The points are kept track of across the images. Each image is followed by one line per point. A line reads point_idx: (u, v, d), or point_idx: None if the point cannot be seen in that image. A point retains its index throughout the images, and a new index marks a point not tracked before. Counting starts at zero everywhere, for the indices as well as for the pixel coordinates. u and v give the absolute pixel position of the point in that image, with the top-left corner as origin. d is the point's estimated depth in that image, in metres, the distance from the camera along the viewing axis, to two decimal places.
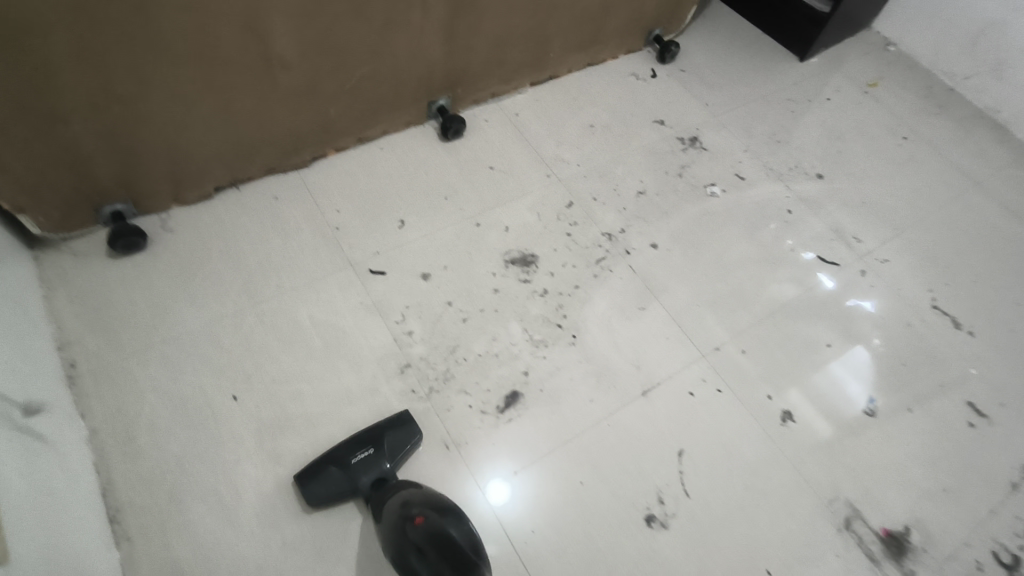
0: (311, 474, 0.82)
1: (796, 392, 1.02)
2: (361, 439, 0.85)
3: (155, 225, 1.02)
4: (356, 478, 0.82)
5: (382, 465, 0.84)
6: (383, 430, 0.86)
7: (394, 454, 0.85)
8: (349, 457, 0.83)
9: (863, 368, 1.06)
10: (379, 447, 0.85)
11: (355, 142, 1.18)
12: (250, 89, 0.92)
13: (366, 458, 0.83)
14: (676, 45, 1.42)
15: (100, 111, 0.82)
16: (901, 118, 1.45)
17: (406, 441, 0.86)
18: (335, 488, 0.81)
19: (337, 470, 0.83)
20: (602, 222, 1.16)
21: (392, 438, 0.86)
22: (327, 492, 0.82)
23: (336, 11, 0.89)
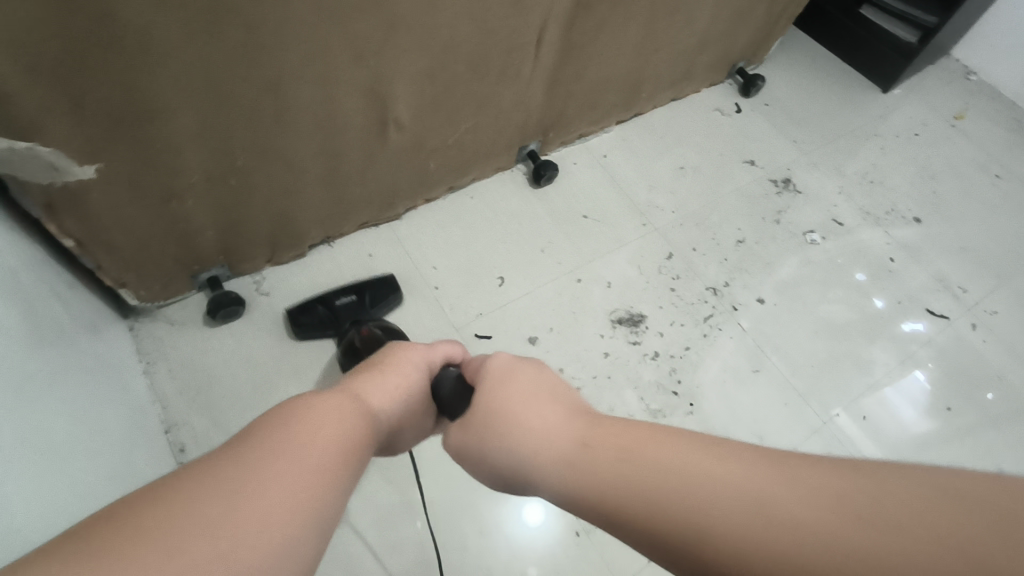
0: (301, 307, 0.93)
1: (840, 413, 1.01)
2: (348, 287, 0.96)
3: (250, 288, 0.97)
4: (339, 316, 0.93)
5: (362, 311, 0.95)
6: (368, 284, 0.97)
7: (375, 305, 0.96)
8: (335, 299, 0.94)
9: (916, 395, 1.05)
10: (361, 296, 0.95)
11: (447, 192, 1.12)
12: (360, 153, 0.86)
13: (349, 303, 0.94)
14: (761, 79, 1.35)
15: (214, 186, 0.76)
16: (990, 153, 1.42)
17: (387, 295, 0.96)
18: (320, 323, 0.92)
19: (323, 308, 0.93)
20: (704, 275, 1.12)
21: (374, 292, 0.96)
22: (312, 325, 0.93)
23: (455, 71, 0.83)
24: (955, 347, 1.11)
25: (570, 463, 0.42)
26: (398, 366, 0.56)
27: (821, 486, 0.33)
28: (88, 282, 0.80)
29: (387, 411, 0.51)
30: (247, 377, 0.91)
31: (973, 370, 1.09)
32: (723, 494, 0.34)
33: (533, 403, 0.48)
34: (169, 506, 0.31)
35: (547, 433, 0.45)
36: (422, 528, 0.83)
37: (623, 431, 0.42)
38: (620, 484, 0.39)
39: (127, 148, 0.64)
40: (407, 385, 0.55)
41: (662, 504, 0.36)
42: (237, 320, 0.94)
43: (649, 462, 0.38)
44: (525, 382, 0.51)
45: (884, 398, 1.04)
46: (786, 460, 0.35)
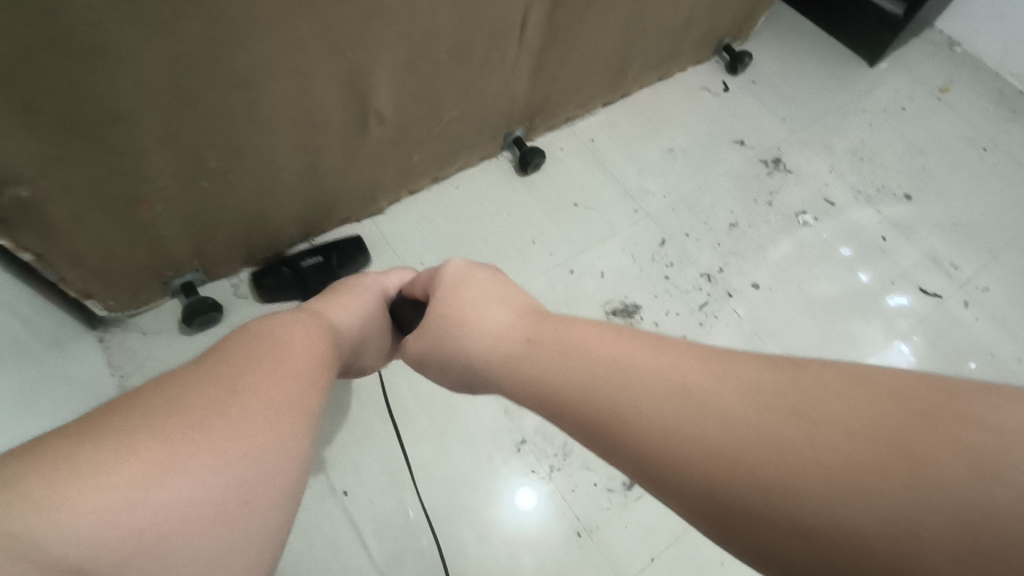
0: (267, 270, 0.91)
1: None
2: (313, 247, 0.94)
3: (227, 293, 0.92)
4: (305, 277, 0.91)
5: (330, 273, 0.93)
6: (334, 244, 0.95)
7: (343, 265, 0.94)
8: (302, 261, 0.92)
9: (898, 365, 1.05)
10: (328, 258, 0.94)
11: (431, 183, 1.07)
12: (340, 148, 0.82)
13: (315, 264, 0.93)
14: (748, 55, 1.32)
15: (185, 190, 0.71)
16: (978, 126, 1.41)
17: (355, 256, 0.96)
18: (286, 285, 0.91)
19: (289, 271, 0.92)
20: (698, 261, 1.09)
21: (340, 252, 0.95)
22: (278, 287, 0.91)
23: (439, 58, 0.78)
24: (949, 324, 1.11)
25: (516, 355, 0.48)
26: (354, 288, 0.63)
27: (764, 387, 0.36)
28: (52, 294, 0.75)
29: (352, 326, 0.58)
30: None
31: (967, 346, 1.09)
32: (657, 391, 0.39)
33: (485, 307, 0.53)
34: (139, 432, 0.33)
35: (495, 333, 0.51)
36: (420, 536, 0.81)
37: (565, 332, 0.47)
38: (556, 369, 0.44)
39: (88, 156, 0.59)
40: (368, 307, 0.62)
41: (594, 385, 0.42)
42: (217, 327, 0.90)
43: (584, 355, 0.44)
44: (479, 285, 0.56)
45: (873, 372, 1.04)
46: (728, 357, 0.40)
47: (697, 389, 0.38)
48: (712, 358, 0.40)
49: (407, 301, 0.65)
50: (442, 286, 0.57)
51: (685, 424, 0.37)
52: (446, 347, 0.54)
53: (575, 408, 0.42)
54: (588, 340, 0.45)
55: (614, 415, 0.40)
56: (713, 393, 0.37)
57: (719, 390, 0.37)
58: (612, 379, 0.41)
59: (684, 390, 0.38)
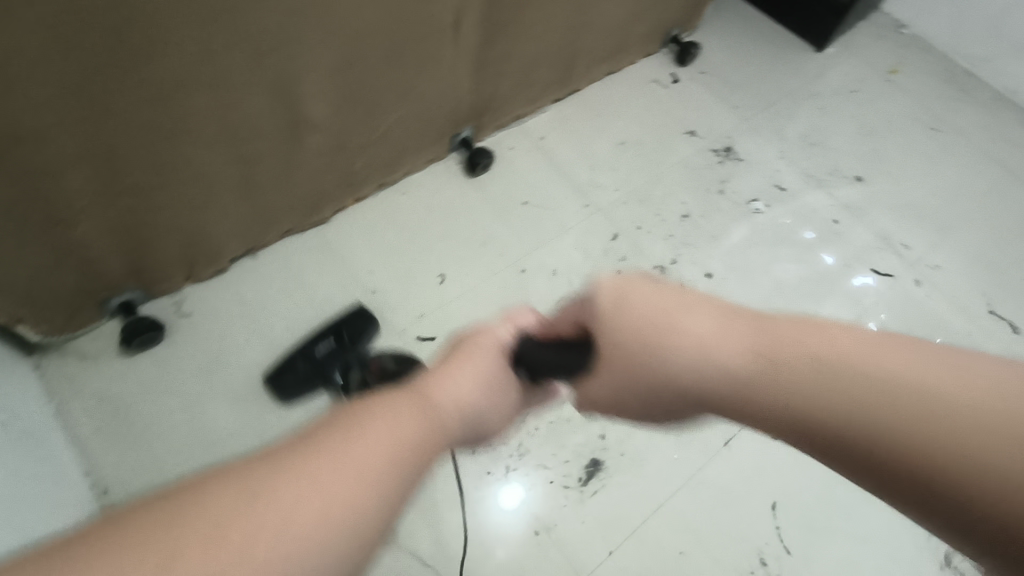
0: (280, 368, 0.87)
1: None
2: (323, 331, 0.90)
3: (169, 310, 0.90)
4: (324, 367, 0.87)
5: (348, 352, 0.89)
6: (341, 321, 0.91)
7: (357, 341, 0.90)
8: (314, 349, 0.88)
9: None
10: (339, 337, 0.90)
11: (378, 188, 1.06)
12: (277, 158, 0.80)
13: (330, 348, 0.89)
14: (697, 46, 1.32)
15: (109, 208, 0.69)
16: (927, 106, 1.43)
17: (366, 329, 0.92)
18: (307, 381, 0.87)
19: (304, 364, 0.88)
20: (651, 254, 1.09)
21: (350, 328, 0.91)
22: (299, 384, 0.87)
23: (369, 63, 0.77)
24: (902, 303, 1.12)
25: (752, 373, 0.41)
26: (478, 350, 0.53)
27: (1007, 391, 0.34)
28: None
29: (465, 401, 0.48)
30: (173, 408, 0.85)
31: (919, 323, 1.10)
32: (937, 387, 0.35)
33: (683, 319, 0.45)
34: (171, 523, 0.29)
35: (709, 354, 0.43)
36: None
37: (802, 336, 0.41)
38: (785, 380, 0.39)
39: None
40: (492, 376, 0.52)
41: (829, 394, 0.37)
42: (159, 346, 0.88)
43: (840, 359, 0.38)
44: (644, 302, 0.48)
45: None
46: (953, 355, 0.36)
47: (977, 397, 0.34)
48: (940, 359, 0.36)
49: (550, 348, 0.54)
50: (605, 311, 0.50)
51: (944, 415, 0.34)
52: (642, 374, 0.47)
53: (813, 434, 0.38)
54: (804, 336, 0.40)
55: (808, 412, 0.38)
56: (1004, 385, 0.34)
57: (981, 391, 0.34)
58: (871, 385, 0.36)
59: (927, 393, 0.35)
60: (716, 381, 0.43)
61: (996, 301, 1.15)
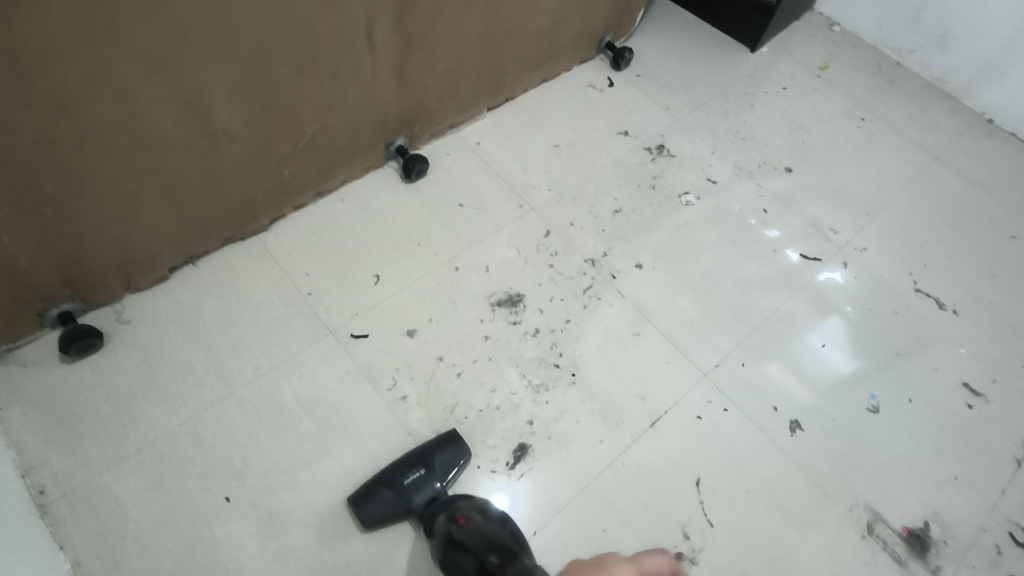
0: (365, 494, 0.83)
1: (774, 365, 1.05)
2: (413, 460, 0.86)
3: (110, 318, 0.94)
4: (410, 497, 0.83)
5: (431, 484, 0.85)
6: (432, 450, 0.87)
7: (446, 473, 0.86)
8: (401, 478, 0.84)
9: (838, 337, 1.09)
10: (429, 468, 0.86)
11: (316, 197, 1.11)
12: (197, 167, 0.85)
13: (417, 479, 0.85)
14: (628, 51, 1.38)
15: (31, 218, 0.74)
16: (856, 99, 1.49)
17: (457, 459, 0.87)
18: (389, 508, 0.83)
19: (390, 491, 0.84)
20: (582, 248, 1.13)
21: (441, 458, 0.87)
22: (381, 513, 0.83)
23: (280, 73, 0.83)
24: (829, 284, 1.16)
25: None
26: None
27: None
28: None
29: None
30: (111, 409, 0.88)
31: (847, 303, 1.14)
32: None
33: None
34: None
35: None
36: (302, 533, 0.83)
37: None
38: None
39: None
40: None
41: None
42: (98, 352, 0.92)
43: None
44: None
45: (778, 339, 1.08)
46: None
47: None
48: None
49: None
50: None
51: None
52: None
53: None
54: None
55: None
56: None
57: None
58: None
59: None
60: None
61: (921, 279, 1.18)
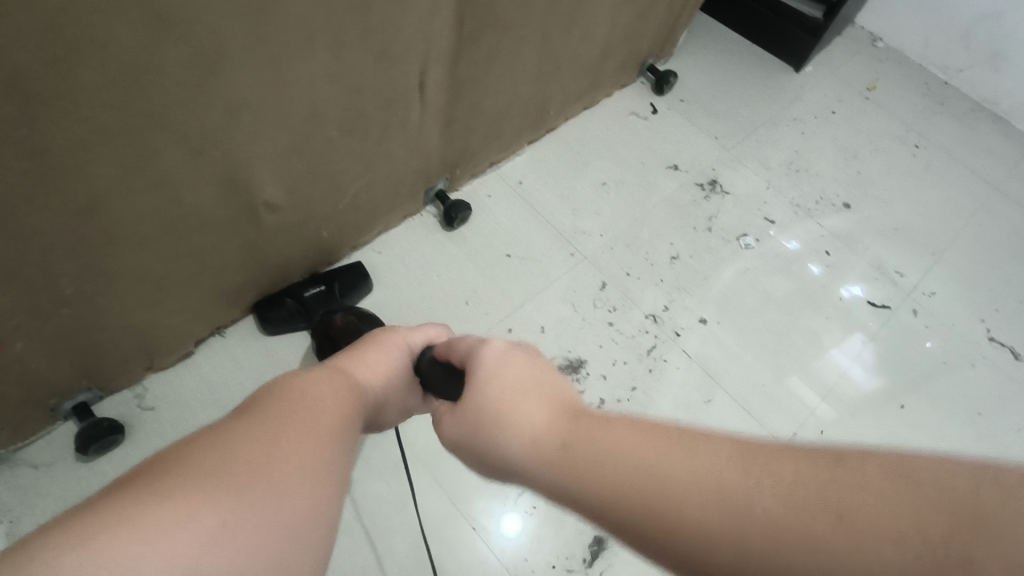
0: (269, 302, 0.89)
1: (797, 380, 1.02)
2: (316, 278, 0.93)
3: (130, 406, 0.84)
4: (310, 310, 0.90)
5: (331, 300, 0.92)
6: (335, 272, 0.94)
7: (346, 294, 0.94)
8: (305, 291, 0.91)
9: (858, 350, 1.06)
10: (330, 287, 0.93)
11: (352, 251, 1.00)
12: (234, 241, 0.74)
13: (318, 293, 0.91)
14: (674, 75, 1.28)
15: (47, 321, 0.62)
16: (907, 123, 1.41)
17: (358, 283, 0.95)
18: (291, 317, 0.90)
19: (293, 301, 0.90)
20: (642, 302, 1.04)
21: (344, 280, 0.94)
22: (281, 318, 0.90)
23: (329, 137, 0.72)
24: (902, 334, 1.09)
25: (541, 459, 0.39)
26: (386, 347, 0.55)
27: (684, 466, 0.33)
28: None
29: (377, 385, 0.51)
30: None
31: (920, 353, 1.08)
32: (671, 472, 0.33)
33: (522, 404, 0.42)
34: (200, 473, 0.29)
35: (535, 432, 0.40)
36: None
37: (605, 422, 0.38)
38: (575, 453, 0.37)
39: None
40: (396, 370, 0.54)
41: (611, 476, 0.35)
42: (120, 446, 0.81)
43: (616, 446, 0.36)
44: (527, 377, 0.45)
45: (852, 399, 1.01)
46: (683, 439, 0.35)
47: (709, 474, 0.32)
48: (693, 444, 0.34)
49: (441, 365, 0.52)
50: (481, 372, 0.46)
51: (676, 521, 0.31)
52: (481, 432, 0.43)
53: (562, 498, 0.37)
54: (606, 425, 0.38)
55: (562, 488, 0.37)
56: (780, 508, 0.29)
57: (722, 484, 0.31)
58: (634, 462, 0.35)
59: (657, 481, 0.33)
60: (523, 451, 0.40)
61: (994, 326, 1.13)
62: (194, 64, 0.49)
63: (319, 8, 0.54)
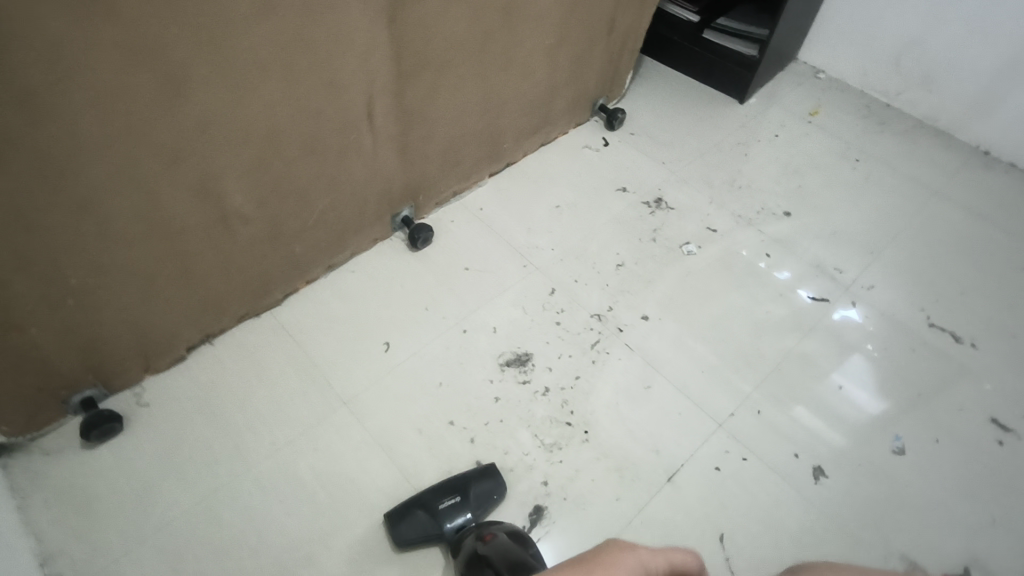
0: (401, 513, 0.86)
1: (802, 408, 1.03)
2: (451, 487, 0.89)
3: (129, 402, 0.97)
4: (442, 523, 0.85)
5: (464, 513, 0.86)
6: (468, 479, 0.89)
7: (481, 507, 0.87)
8: (437, 503, 0.87)
9: (862, 375, 1.08)
10: (464, 497, 0.88)
11: (327, 270, 1.15)
12: (210, 248, 0.90)
13: (452, 505, 0.87)
14: (621, 111, 1.44)
15: (56, 309, 0.78)
16: (849, 141, 1.52)
17: (494, 491, 0.89)
18: (422, 532, 0.85)
19: (424, 514, 0.86)
20: (587, 303, 1.14)
21: (477, 488, 0.89)
22: (413, 535, 0.85)
23: (287, 158, 0.88)
24: (843, 323, 1.16)
25: None
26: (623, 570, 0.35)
27: None
28: None
29: None
30: (131, 490, 0.90)
31: (867, 343, 1.13)
32: None
33: None
34: None
35: None
36: None
37: None
38: None
39: None
40: None
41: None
42: (117, 436, 0.94)
43: None
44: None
45: (798, 383, 1.07)
46: None
47: None
48: None
49: None
50: None
51: None
52: None
53: None
54: None
55: None
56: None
57: None
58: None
59: None
60: None
61: (934, 314, 1.18)
62: (158, 83, 0.67)
63: (260, 45, 0.72)
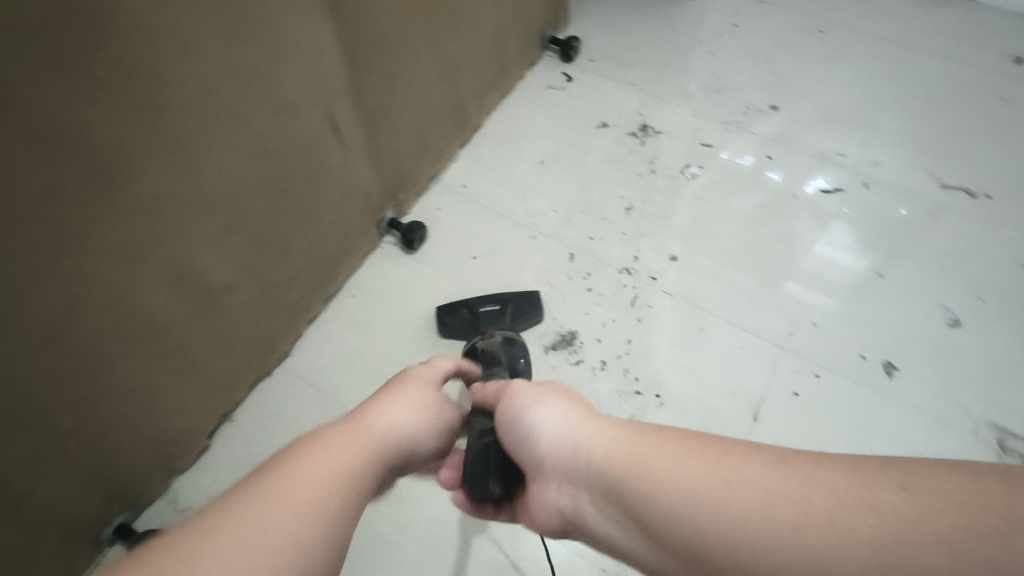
0: (447, 308, 0.98)
1: (789, 284, 1.05)
2: (495, 296, 0.99)
3: (167, 513, 0.86)
4: (481, 324, 0.96)
5: (501, 321, 0.96)
6: (511, 295, 0.99)
7: (518, 319, 0.97)
8: (480, 306, 0.98)
9: (841, 236, 1.10)
10: (503, 307, 0.98)
11: (326, 302, 1.03)
12: (205, 330, 0.77)
13: (491, 311, 0.97)
14: (575, 39, 1.32)
15: (59, 461, 0.65)
16: (806, 13, 1.46)
17: (528, 311, 0.97)
18: (462, 327, 0.97)
19: (467, 312, 0.98)
20: (612, 259, 1.07)
21: (518, 305, 0.98)
22: (456, 327, 0.97)
23: (259, 203, 0.75)
24: (817, 195, 1.15)
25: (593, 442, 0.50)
26: (401, 390, 0.58)
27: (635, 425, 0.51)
28: None
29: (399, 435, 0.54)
30: None
31: (842, 207, 1.13)
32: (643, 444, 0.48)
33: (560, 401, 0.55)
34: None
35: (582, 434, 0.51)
36: None
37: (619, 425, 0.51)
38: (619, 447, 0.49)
39: None
40: (416, 412, 0.56)
41: (700, 522, 0.41)
42: None
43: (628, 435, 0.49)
44: (560, 412, 0.53)
45: (811, 271, 1.06)
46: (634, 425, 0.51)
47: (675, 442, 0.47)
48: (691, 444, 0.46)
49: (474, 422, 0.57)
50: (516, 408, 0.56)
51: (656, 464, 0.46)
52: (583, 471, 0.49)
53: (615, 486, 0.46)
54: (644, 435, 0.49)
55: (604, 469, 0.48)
56: (917, 520, 0.35)
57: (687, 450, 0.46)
58: (682, 491, 0.42)
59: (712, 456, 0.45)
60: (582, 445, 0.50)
61: (943, 174, 1.17)
62: (94, 168, 0.53)
63: (199, 86, 0.59)
